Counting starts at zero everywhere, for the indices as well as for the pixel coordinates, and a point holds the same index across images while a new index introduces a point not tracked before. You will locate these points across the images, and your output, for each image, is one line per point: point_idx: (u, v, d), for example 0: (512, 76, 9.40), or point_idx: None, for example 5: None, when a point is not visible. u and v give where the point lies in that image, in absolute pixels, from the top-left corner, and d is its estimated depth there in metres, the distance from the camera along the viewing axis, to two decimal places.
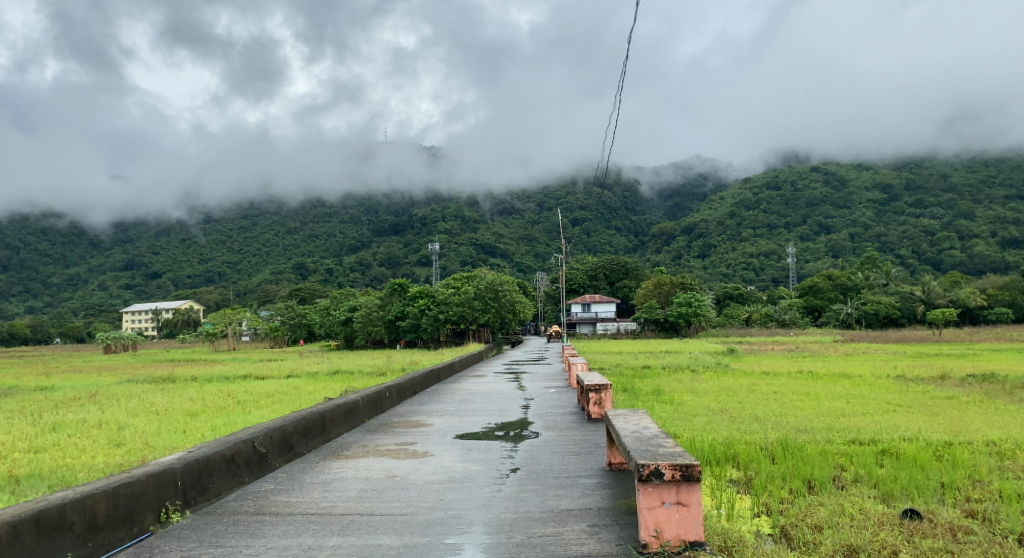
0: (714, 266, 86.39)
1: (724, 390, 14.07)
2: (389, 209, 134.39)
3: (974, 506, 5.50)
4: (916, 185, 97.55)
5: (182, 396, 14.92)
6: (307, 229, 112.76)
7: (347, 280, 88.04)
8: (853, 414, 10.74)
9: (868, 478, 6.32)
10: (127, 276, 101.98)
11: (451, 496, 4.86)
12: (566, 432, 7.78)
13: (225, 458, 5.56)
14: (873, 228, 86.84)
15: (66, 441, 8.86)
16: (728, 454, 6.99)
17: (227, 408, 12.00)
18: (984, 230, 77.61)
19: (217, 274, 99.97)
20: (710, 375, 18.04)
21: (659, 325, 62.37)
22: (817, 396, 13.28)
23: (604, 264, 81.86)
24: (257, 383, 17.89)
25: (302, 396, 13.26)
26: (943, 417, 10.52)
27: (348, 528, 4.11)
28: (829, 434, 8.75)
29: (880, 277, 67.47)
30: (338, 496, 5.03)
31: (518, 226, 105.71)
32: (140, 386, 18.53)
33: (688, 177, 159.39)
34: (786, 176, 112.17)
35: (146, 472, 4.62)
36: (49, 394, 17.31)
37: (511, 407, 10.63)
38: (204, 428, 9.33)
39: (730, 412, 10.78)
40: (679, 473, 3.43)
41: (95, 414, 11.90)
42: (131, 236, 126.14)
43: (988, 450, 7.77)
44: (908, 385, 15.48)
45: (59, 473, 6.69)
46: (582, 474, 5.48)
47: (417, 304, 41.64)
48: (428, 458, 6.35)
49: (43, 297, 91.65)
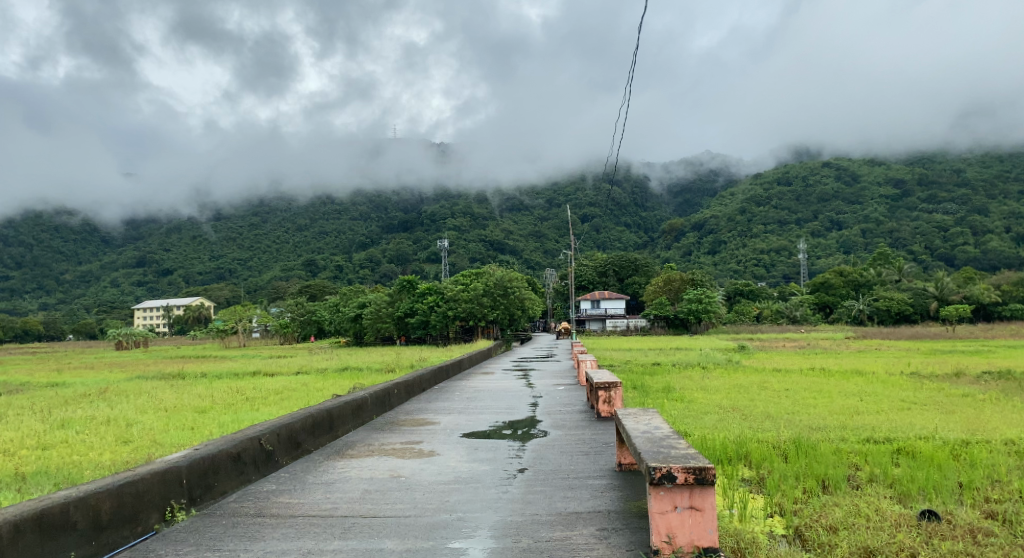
0: (724, 264, 86.10)
1: (735, 388, 13.79)
2: (399, 205, 134.95)
3: (993, 506, 5.34)
4: (929, 180, 96.49)
5: (192, 392, 14.95)
6: (317, 226, 113.22)
7: (357, 277, 88.05)
8: (867, 413, 10.43)
9: (884, 478, 6.18)
10: (139, 273, 102.90)
11: (457, 498, 4.76)
12: (574, 432, 7.65)
13: (231, 455, 5.49)
14: (885, 224, 86.13)
15: (74, 439, 8.83)
16: (740, 453, 6.83)
17: (234, 405, 11.95)
18: (998, 225, 76.63)
19: (228, 271, 100.58)
20: (721, 372, 17.79)
21: (669, 322, 62.21)
22: (830, 394, 12.98)
23: (613, 261, 81.64)
24: (264, 379, 17.91)
25: (312, 392, 13.24)
26: (959, 416, 10.19)
27: (349, 533, 4.03)
28: (842, 433, 8.52)
29: (893, 273, 66.37)
30: (340, 497, 4.93)
31: (527, 223, 105.89)
32: (149, 383, 18.60)
33: (698, 174, 158.32)
34: (797, 171, 111.48)
35: (151, 470, 4.54)
36: (62, 390, 17.48)
37: (519, 405, 10.49)
38: (213, 425, 9.33)
39: (741, 410, 10.49)
40: (692, 476, 3.31)
41: (105, 411, 11.90)
42: (143, 233, 126.69)
43: (1007, 451, 7.54)
44: (923, 383, 15.05)
45: (66, 470, 6.66)
46: (591, 475, 5.37)
47: (426, 301, 42.01)
48: (434, 458, 6.25)
49: (57, 294, 92.67)
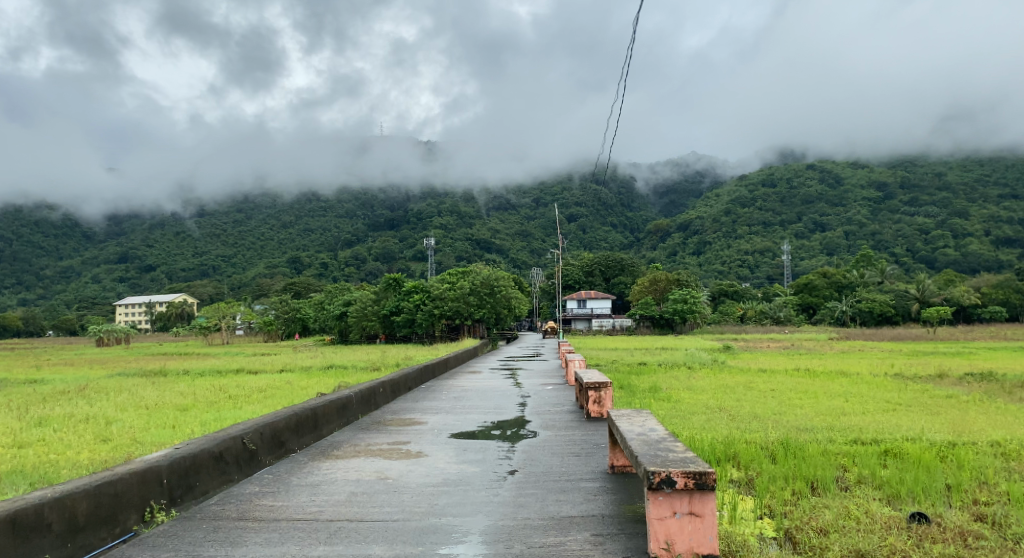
0: (709, 264, 86.57)
1: (722, 388, 13.78)
2: (385, 203, 134.51)
3: (982, 508, 5.33)
4: (911, 183, 97.72)
5: (172, 390, 14.57)
6: (302, 223, 112.34)
7: (342, 274, 87.38)
8: (853, 414, 10.46)
9: (872, 479, 6.16)
10: (121, 268, 101.36)
11: (446, 500, 4.65)
12: (564, 432, 7.58)
13: (213, 455, 5.34)
14: (868, 226, 86.98)
15: (51, 437, 8.58)
16: (728, 454, 6.78)
17: (218, 404, 11.66)
18: (977, 229, 77.70)
19: (211, 267, 99.44)
20: (706, 372, 17.90)
21: (654, 322, 62.33)
22: (815, 394, 13.08)
23: (599, 261, 81.77)
24: (248, 377, 17.63)
25: (296, 391, 13.01)
26: (943, 417, 10.31)
27: (335, 537, 3.91)
28: (830, 435, 8.53)
29: (876, 274, 67.00)
30: (326, 500, 4.82)
31: (513, 222, 105.85)
32: (130, 379, 18.29)
33: (684, 174, 159.15)
34: (782, 173, 112.32)
35: (130, 470, 4.40)
36: (41, 387, 17.08)
37: (508, 404, 10.47)
38: (194, 423, 9.09)
39: (728, 411, 10.48)
40: (693, 481, 3.23)
41: (83, 409, 11.54)
42: (125, 229, 124.96)
43: (993, 451, 7.61)
44: (907, 384, 15.17)
45: (41, 470, 6.42)
46: (584, 478, 5.27)
47: (412, 299, 41.83)
48: (422, 459, 6.13)
49: (36, 290, 91.15)
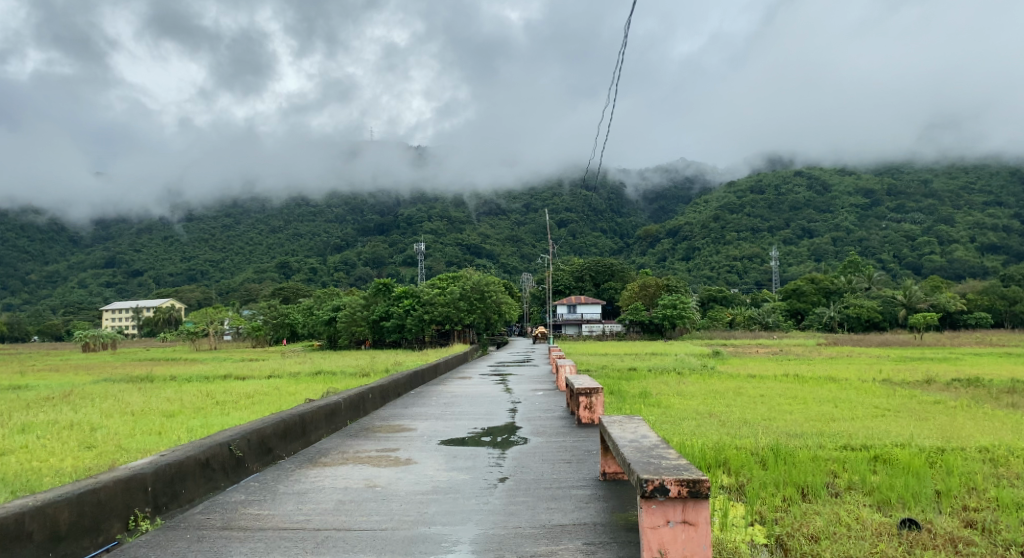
0: (698, 270, 86.96)
1: (710, 393, 13.81)
2: (375, 208, 134.08)
3: (972, 514, 5.32)
4: (898, 191, 98.87)
5: (159, 396, 14.39)
6: (291, 228, 111.58)
7: (332, 279, 86.88)
8: (842, 419, 10.47)
9: (862, 485, 6.15)
10: (108, 273, 100.17)
11: (436, 509, 4.60)
12: (554, 439, 7.52)
13: (199, 462, 5.25)
14: (855, 232, 88.00)
15: (34, 444, 8.43)
16: (719, 460, 6.75)
17: (206, 410, 11.57)
18: (963, 236, 78.72)
19: (199, 272, 98.59)
20: (695, 377, 17.92)
21: (644, 327, 62.32)
22: (805, 400, 13.09)
23: (589, 266, 82.00)
24: (236, 384, 17.43)
25: (284, 397, 12.92)
26: (931, 423, 10.36)
27: (323, 547, 3.84)
28: (820, 441, 8.50)
29: (863, 281, 67.48)
30: (314, 508, 4.74)
31: (504, 228, 105.80)
32: (116, 386, 17.99)
33: (673, 181, 159.69)
34: (770, 180, 112.82)
35: (114, 477, 4.31)
36: (22, 393, 16.76)
37: (498, 410, 10.38)
38: (181, 430, 8.99)
39: (719, 416, 10.48)
40: (686, 490, 3.20)
41: (67, 416, 11.36)
42: (113, 233, 123.66)
43: (981, 457, 7.62)
44: (894, 390, 15.22)
45: (25, 476, 6.33)
46: (575, 485, 5.23)
47: (401, 304, 41.40)
48: (411, 466, 6.06)
49: (21, 294, 89.93)
